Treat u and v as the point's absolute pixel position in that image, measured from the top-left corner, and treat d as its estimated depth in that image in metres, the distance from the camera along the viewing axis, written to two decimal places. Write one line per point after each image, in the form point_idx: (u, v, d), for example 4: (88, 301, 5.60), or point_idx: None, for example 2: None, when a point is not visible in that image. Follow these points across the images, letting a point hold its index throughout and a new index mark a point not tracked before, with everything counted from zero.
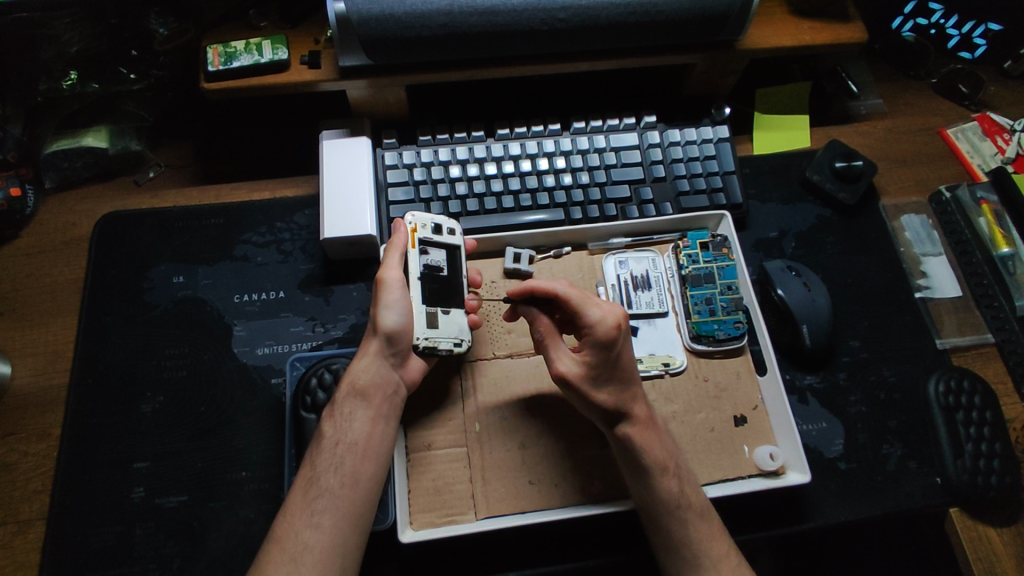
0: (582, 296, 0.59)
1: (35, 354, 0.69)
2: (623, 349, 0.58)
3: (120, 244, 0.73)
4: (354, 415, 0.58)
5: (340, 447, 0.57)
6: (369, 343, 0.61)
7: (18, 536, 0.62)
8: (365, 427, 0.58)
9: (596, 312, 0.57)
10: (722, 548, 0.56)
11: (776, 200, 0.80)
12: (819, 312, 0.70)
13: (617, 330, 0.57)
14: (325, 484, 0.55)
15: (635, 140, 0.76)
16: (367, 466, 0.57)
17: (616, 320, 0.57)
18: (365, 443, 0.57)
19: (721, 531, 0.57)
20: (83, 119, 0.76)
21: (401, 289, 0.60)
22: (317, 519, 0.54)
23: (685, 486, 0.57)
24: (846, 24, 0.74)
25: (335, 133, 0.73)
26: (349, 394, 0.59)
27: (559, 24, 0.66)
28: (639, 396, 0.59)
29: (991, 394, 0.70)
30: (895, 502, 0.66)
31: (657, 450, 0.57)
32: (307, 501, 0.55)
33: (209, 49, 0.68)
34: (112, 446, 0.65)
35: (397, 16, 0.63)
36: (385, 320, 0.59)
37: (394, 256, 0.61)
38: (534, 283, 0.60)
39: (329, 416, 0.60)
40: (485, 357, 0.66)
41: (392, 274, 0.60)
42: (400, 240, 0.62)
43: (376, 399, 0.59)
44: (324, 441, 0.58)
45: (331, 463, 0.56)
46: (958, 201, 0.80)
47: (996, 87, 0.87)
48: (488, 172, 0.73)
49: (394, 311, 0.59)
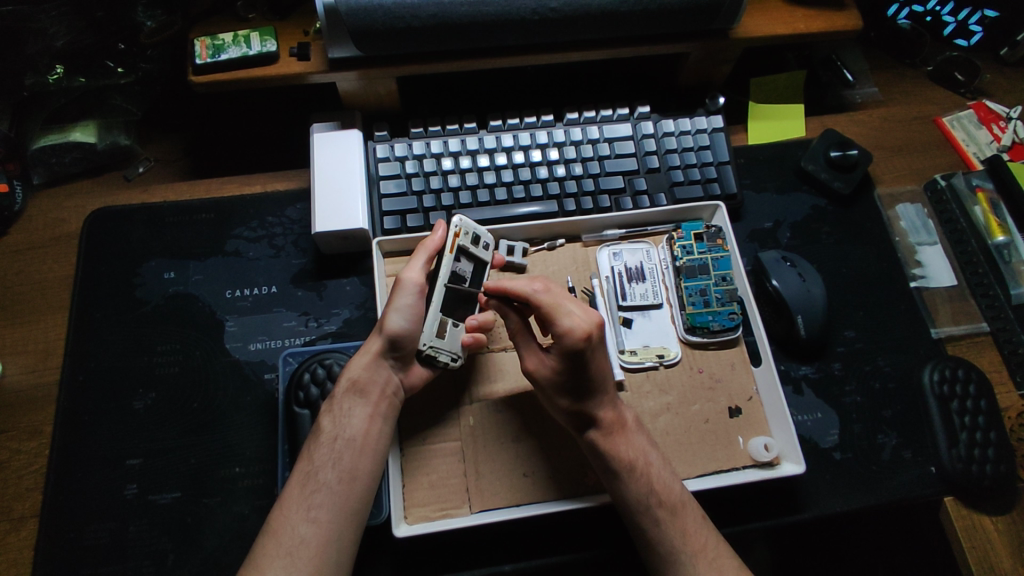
0: (553, 302, 0.57)
1: (26, 352, 0.68)
2: (596, 353, 0.57)
3: (110, 240, 0.73)
4: (350, 411, 0.59)
5: (338, 442, 0.57)
6: (373, 342, 0.61)
7: (12, 534, 0.62)
8: (363, 424, 0.58)
9: (568, 317, 0.56)
10: (699, 543, 0.56)
11: (770, 190, 0.79)
12: (814, 302, 0.70)
13: (586, 340, 0.56)
14: (323, 479, 0.55)
15: (629, 131, 0.75)
16: (364, 463, 0.57)
17: (585, 330, 0.55)
18: (363, 439, 0.57)
19: (701, 524, 0.57)
20: (71, 113, 0.75)
21: (415, 293, 0.59)
22: (314, 513, 0.54)
23: (657, 483, 0.57)
24: (841, 12, 0.73)
25: (326, 126, 0.73)
26: (346, 391, 0.60)
27: (551, 14, 0.65)
28: (608, 402, 0.59)
29: (986, 383, 0.70)
30: (890, 492, 0.66)
31: (626, 450, 0.57)
32: (304, 494, 0.55)
33: (197, 41, 0.67)
34: (105, 443, 0.65)
35: (386, 7, 0.62)
36: (392, 322, 0.59)
37: (421, 258, 0.61)
38: (507, 283, 0.59)
39: (327, 412, 0.60)
40: (501, 347, 0.66)
41: (413, 277, 0.60)
42: (432, 242, 0.62)
43: (373, 397, 0.59)
44: (322, 436, 0.58)
45: (330, 457, 0.57)
46: (953, 188, 0.80)
47: (992, 74, 0.87)
48: (481, 165, 0.72)
49: (402, 315, 0.59)
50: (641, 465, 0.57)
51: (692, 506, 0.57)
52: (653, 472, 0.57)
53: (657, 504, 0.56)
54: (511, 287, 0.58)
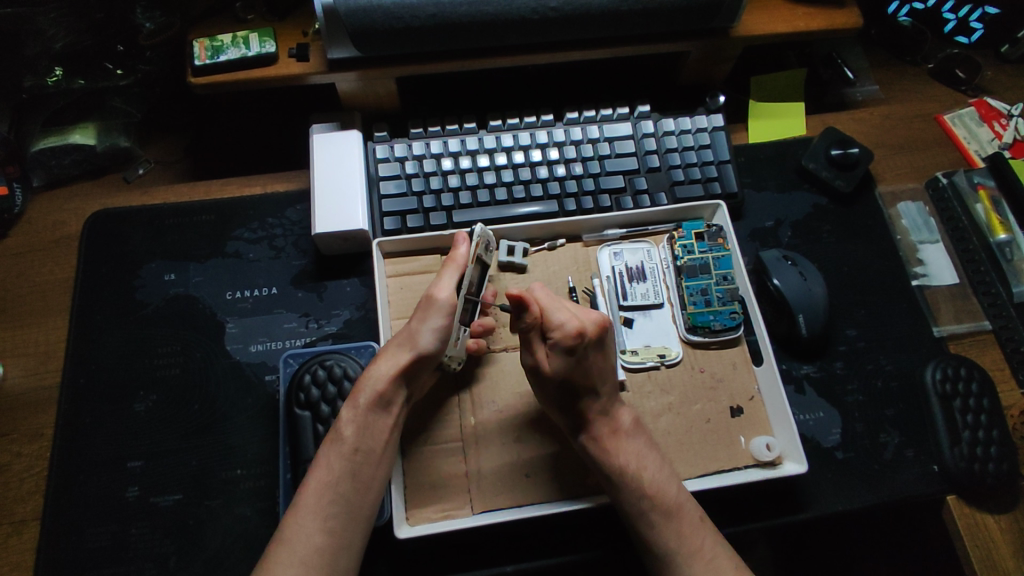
0: (549, 299, 0.60)
1: (27, 354, 0.68)
2: (589, 355, 0.58)
3: (109, 242, 0.72)
4: (373, 423, 0.57)
5: (359, 455, 0.56)
6: (399, 354, 0.58)
7: (13, 537, 0.62)
8: (385, 436, 0.57)
9: (561, 313, 0.58)
10: (695, 544, 0.56)
11: (772, 188, 0.79)
12: (815, 301, 0.69)
13: (579, 335, 0.57)
14: (341, 490, 0.55)
15: (629, 130, 0.75)
16: (380, 472, 0.57)
17: (577, 326, 0.57)
18: (382, 450, 0.57)
19: (699, 527, 0.57)
20: (70, 115, 0.75)
21: (451, 313, 0.59)
22: (330, 523, 0.54)
23: (656, 484, 0.57)
24: (841, 9, 0.73)
25: (325, 127, 0.73)
26: (370, 403, 0.57)
27: (550, 13, 0.65)
28: (609, 401, 0.60)
29: (988, 381, 0.70)
30: (892, 490, 0.66)
31: (623, 453, 0.58)
32: (319, 505, 0.54)
33: (196, 43, 0.67)
34: (106, 446, 0.65)
35: (385, 7, 0.62)
36: (428, 340, 0.58)
37: (452, 275, 0.60)
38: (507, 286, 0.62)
39: (346, 420, 0.57)
40: (503, 347, 0.66)
41: (450, 297, 0.59)
42: (460, 257, 0.61)
43: (394, 409, 0.58)
44: (341, 446, 0.56)
45: (348, 469, 0.55)
46: (955, 187, 0.79)
47: (993, 71, 0.87)
48: (481, 165, 0.72)
49: (439, 335, 0.58)
50: (642, 465, 0.57)
51: (689, 507, 0.57)
52: (645, 476, 0.57)
53: (662, 504, 0.56)
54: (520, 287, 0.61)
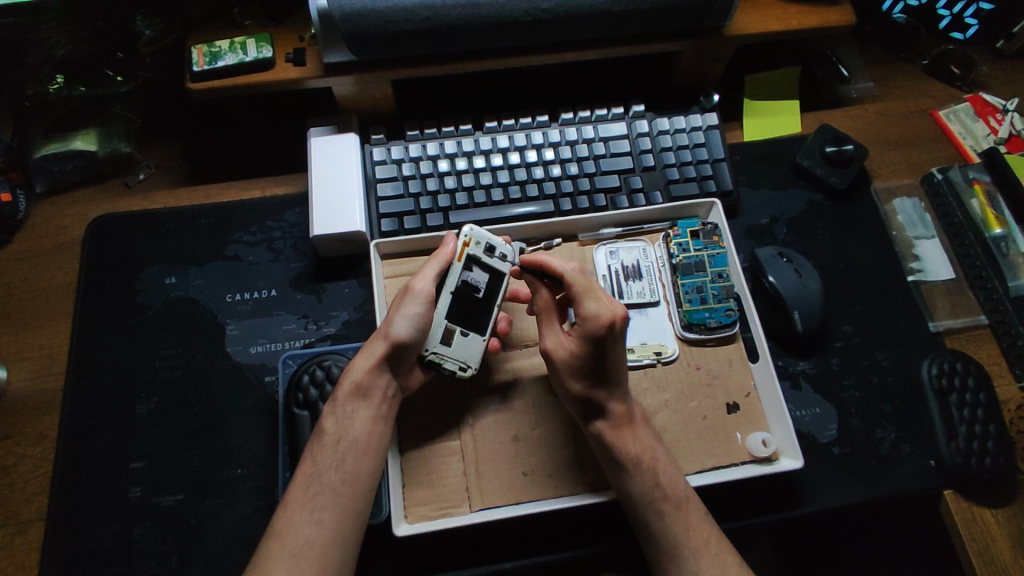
0: (584, 284, 0.58)
1: (31, 358, 0.69)
2: (613, 345, 0.57)
3: (111, 246, 0.73)
4: (352, 412, 0.58)
5: (341, 445, 0.57)
6: (375, 344, 0.59)
7: (18, 537, 0.63)
8: (367, 426, 0.58)
9: (596, 303, 0.56)
10: (693, 538, 0.56)
11: (767, 186, 0.79)
12: (811, 297, 0.70)
13: (608, 328, 0.56)
14: (327, 481, 0.55)
15: (624, 130, 0.75)
16: (367, 464, 0.57)
17: (609, 318, 0.56)
18: (366, 441, 0.57)
19: (704, 520, 0.57)
20: (72, 122, 0.76)
21: (424, 302, 0.59)
22: (318, 515, 0.54)
23: (660, 478, 0.57)
24: (834, 7, 0.73)
25: (322, 130, 0.73)
26: (348, 393, 0.58)
27: (543, 15, 0.65)
28: (615, 390, 0.59)
29: (985, 376, 0.70)
30: (890, 485, 0.66)
31: (630, 444, 0.58)
32: (307, 496, 0.55)
33: (194, 49, 0.68)
34: (109, 447, 0.66)
35: (379, 11, 0.63)
36: (399, 328, 0.58)
37: (433, 267, 0.60)
38: (546, 258, 0.60)
39: (330, 413, 0.59)
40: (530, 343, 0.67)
41: (425, 286, 0.59)
42: (445, 252, 0.61)
43: (375, 399, 0.58)
44: (324, 438, 0.58)
45: (332, 460, 0.56)
46: (950, 182, 0.80)
47: (988, 67, 0.87)
48: (477, 166, 0.72)
49: (411, 322, 0.58)
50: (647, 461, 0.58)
51: (696, 500, 0.58)
52: (659, 466, 0.58)
53: (660, 500, 0.57)
54: (551, 262, 0.59)
